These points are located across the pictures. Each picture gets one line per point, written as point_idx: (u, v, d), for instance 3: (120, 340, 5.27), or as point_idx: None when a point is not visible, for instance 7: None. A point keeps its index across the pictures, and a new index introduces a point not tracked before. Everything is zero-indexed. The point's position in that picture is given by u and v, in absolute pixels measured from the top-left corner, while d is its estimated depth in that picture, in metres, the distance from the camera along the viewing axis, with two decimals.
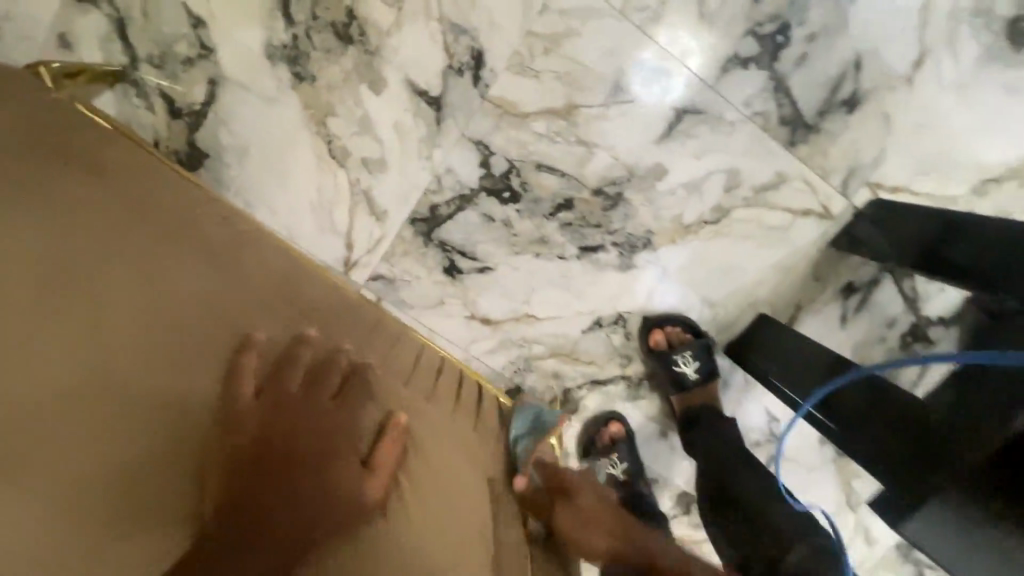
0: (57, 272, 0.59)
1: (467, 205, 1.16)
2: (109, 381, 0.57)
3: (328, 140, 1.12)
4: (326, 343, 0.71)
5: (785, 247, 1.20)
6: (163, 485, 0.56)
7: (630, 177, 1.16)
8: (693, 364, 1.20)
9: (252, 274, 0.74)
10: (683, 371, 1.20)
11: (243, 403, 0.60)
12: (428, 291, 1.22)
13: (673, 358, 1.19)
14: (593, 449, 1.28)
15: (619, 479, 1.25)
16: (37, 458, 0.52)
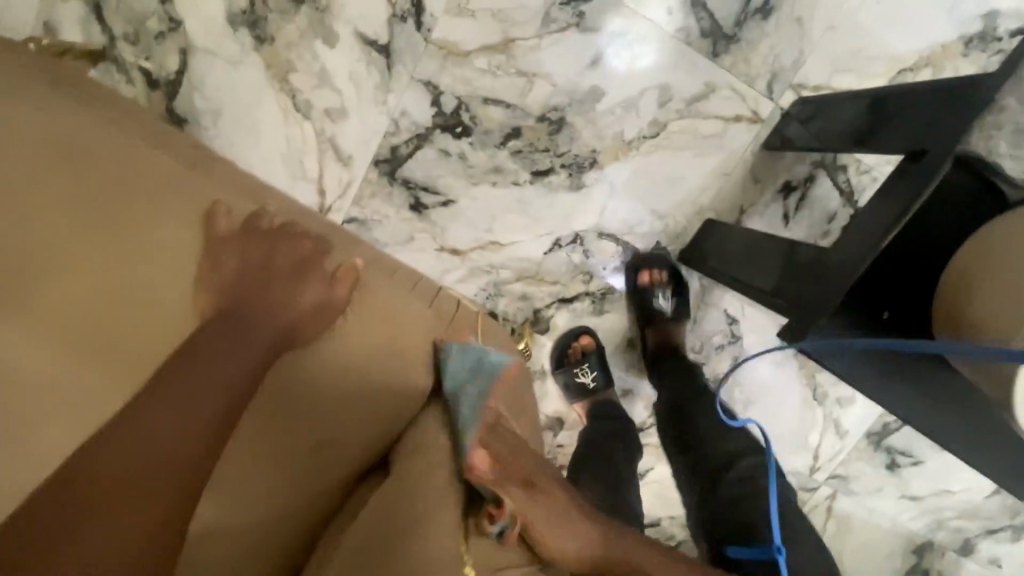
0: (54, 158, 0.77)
1: (425, 143, 1.28)
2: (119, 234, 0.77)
3: (292, 94, 1.24)
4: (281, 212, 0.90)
5: (720, 153, 1.31)
6: (168, 302, 0.76)
7: (570, 102, 1.26)
8: (669, 299, 1.34)
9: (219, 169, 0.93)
10: (659, 305, 1.33)
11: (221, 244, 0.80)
12: (398, 229, 1.33)
13: (652, 295, 1.32)
14: (565, 361, 1.39)
15: (588, 387, 1.39)
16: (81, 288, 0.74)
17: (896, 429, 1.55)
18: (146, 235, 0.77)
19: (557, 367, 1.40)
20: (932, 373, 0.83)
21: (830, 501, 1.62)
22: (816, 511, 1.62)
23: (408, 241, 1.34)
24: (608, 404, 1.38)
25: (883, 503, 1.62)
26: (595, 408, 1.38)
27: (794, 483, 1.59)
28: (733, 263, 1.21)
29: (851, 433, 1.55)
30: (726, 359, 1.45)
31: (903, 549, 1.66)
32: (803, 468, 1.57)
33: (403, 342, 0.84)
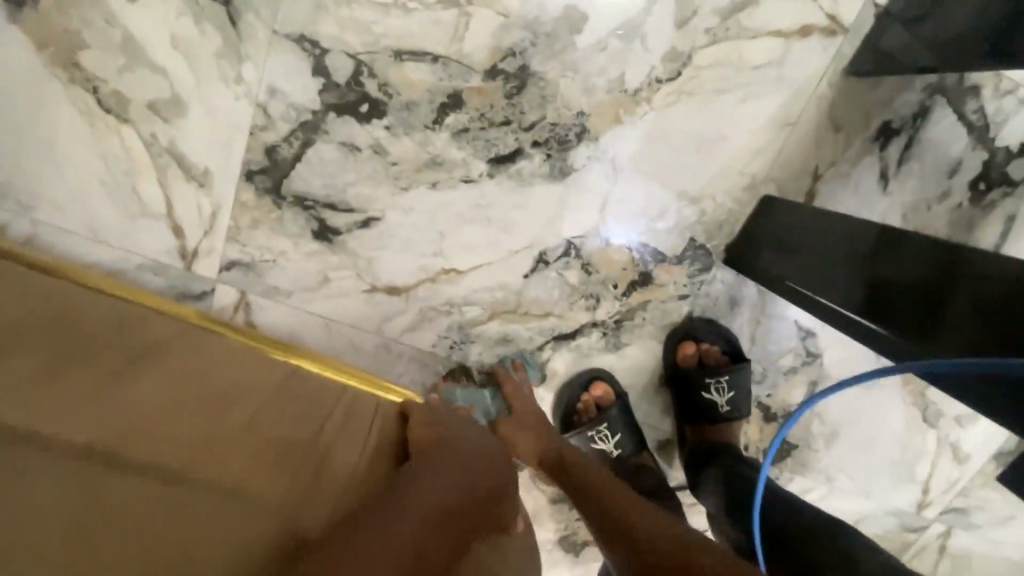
0: None
1: (315, 136, 0.81)
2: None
3: (92, 86, 0.78)
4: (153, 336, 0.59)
5: (779, 90, 0.83)
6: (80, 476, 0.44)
7: (534, 40, 0.79)
8: (726, 391, 0.95)
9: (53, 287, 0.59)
10: (714, 400, 0.95)
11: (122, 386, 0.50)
12: (303, 269, 0.88)
13: (704, 383, 0.93)
14: (573, 420, 0.98)
15: (612, 455, 0.97)
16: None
17: None
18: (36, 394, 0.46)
19: (566, 432, 0.98)
20: None
21: (946, 539, 1.22)
22: (927, 553, 1.23)
23: (322, 285, 0.89)
24: (645, 479, 0.96)
25: (1014, 533, 1.23)
26: (626, 484, 0.96)
27: (898, 524, 1.19)
28: (831, 274, 0.73)
29: (976, 456, 1.14)
30: (800, 387, 1.03)
31: None
32: (910, 506, 1.17)
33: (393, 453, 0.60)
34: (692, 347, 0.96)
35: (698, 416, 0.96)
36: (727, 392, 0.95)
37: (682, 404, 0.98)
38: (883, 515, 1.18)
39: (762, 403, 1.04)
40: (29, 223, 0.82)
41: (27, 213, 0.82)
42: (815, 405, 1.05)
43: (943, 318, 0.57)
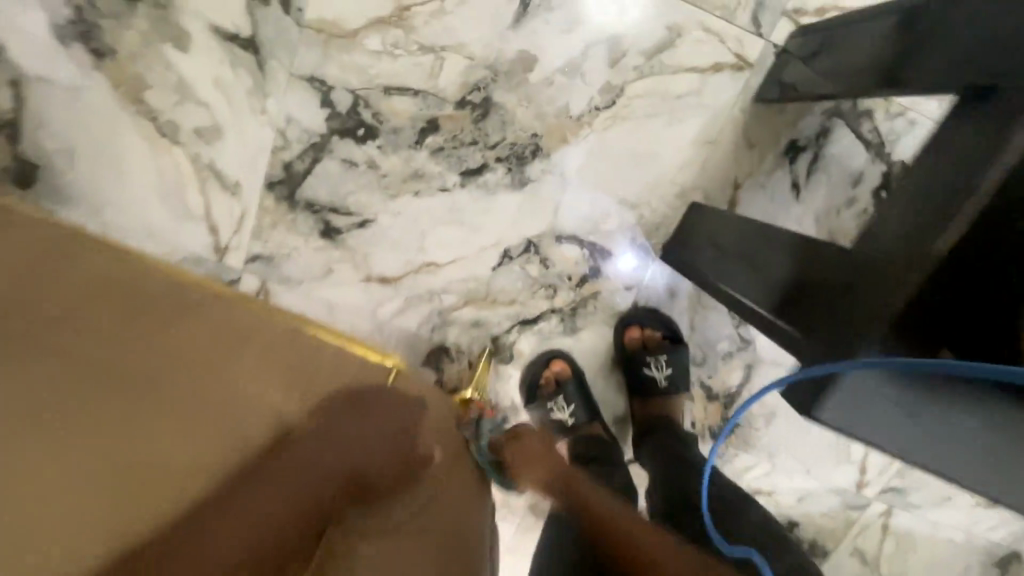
0: None
1: (322, 154, 1.02)
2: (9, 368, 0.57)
3: (153, 117, 1.01)
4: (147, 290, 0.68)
5: (699, 115, 1.00)
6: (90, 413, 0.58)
7: (495, 77, 0.98)
8: (665, 368, 1.10)
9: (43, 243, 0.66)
10: (654, 376, 1.10)
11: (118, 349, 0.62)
12: (311, 262, 1.08)
13: (643, 360, 1.09)
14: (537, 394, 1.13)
15: (567, 424, 1.13)
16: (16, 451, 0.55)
17: None
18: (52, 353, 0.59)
19: (529, 403, 1.15)
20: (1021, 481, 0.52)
21: (887, 518, 1.34)
22: (871, 531, 1.35)
23: (326, 275, 1.09)
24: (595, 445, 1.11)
25: (952, 514, 1.34)
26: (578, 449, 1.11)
27: (840, 502, 1.31)
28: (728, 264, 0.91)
29: None
30: (736, 370, 1.18)
31: (983, 564, 1.39)
32: (849, 485, 1.29)
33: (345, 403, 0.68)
34: (636, 330, 1.12)
35: (641, 391, 1.12)
36: (666, 370, 1.10)
37: (629, 381, 1.14)
38: (826, 493, 1.30)
39: (704, 384, 1.19)
40: (99, 224, 1.04)
41: (98, 214, 1.04)
42: (753, 388, 1.19)
43: (792, 291, 0.73)
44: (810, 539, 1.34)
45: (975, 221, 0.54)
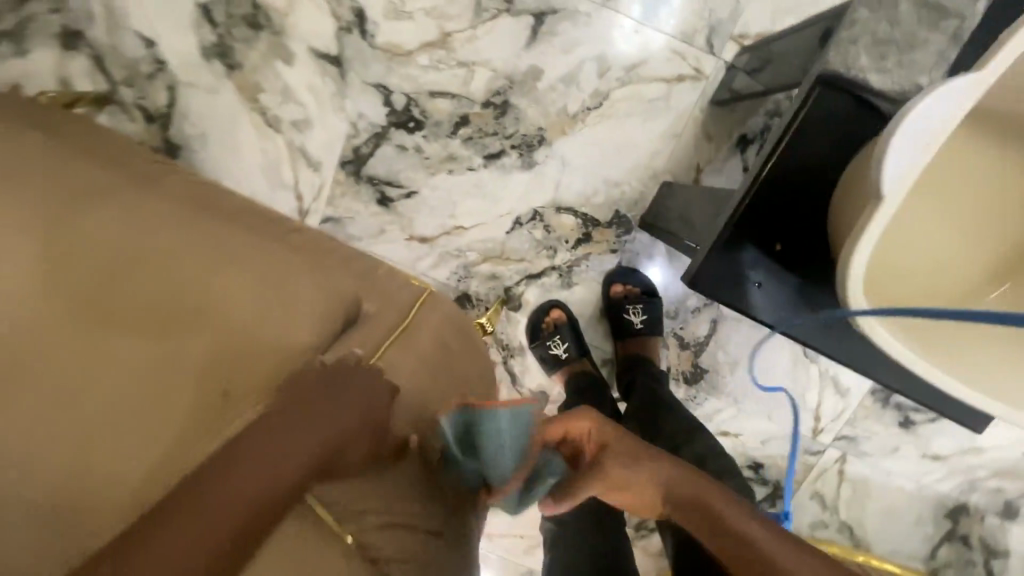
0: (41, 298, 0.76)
1: (383, 140, 1.37)
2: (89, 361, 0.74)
3: (263, 112, 1.38)
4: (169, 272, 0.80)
5: (667, 114, 1.31)
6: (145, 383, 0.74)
7: (512, 85, 1.32)
8: (641, 314, 1.38)
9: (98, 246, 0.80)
10: (631, 319, 1.37)
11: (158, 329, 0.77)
12: (369, 223, 1.42)
13: (623, 307, 1.37)
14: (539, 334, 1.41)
15: (561, 358, 1.41)
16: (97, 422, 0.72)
17: None
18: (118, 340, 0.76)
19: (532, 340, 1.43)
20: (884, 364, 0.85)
21: (842, 465, 1.54)
22: (828, 476, 1.55)
23: (380, 234, 1.43)
24: (583, 375, 1.38)
25: (901, 464, 1.53)
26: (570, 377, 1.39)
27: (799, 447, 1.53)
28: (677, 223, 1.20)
29: (853, 390, 1.48)
30: (704, 322, 1.45)
31: (934, 515, 1.56)
32: (806, 431, 1.51)
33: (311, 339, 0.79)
34: (620, 286, 1.40)
35: (622, 333, 1.39)
36: (642, 316, 1.38)
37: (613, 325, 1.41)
38: (786, 437, 1.52)
39: (677, 334, 1.47)
40: None
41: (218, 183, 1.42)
42: (718, 338, 1.46)
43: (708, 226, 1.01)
44: (774, 481, 1.55)
45: (829, 157, 0.74)
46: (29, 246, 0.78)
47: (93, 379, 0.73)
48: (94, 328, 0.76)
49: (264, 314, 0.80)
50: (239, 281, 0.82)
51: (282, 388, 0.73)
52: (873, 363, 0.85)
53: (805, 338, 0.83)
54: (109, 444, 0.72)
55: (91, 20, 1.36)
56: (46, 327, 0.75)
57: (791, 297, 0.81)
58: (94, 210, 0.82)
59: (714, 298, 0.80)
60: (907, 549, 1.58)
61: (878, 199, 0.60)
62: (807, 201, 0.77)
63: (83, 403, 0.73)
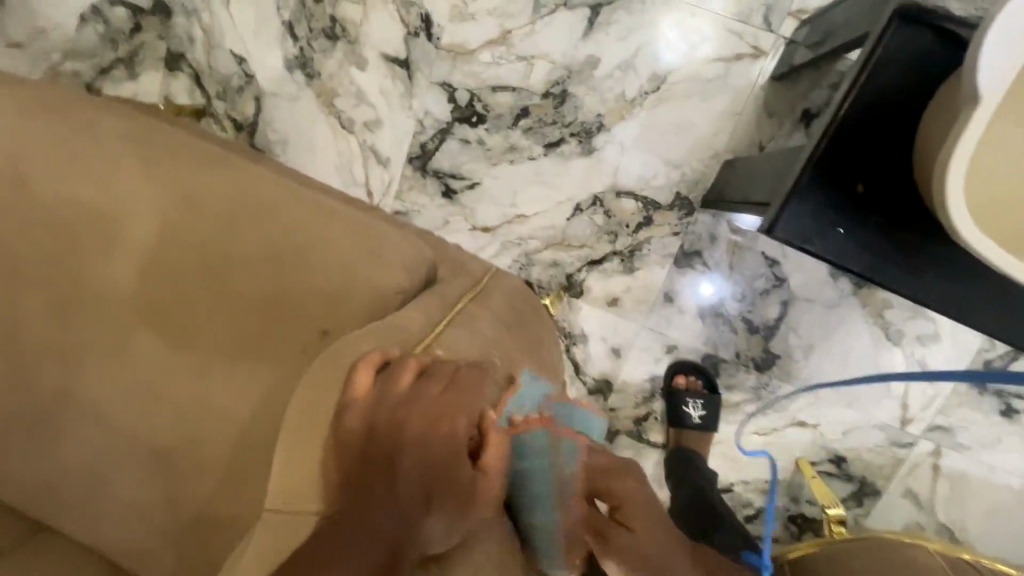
0: (150, 265, 0.84)
1: (447, 135, 1.45)
2: (197, 318, 0.83)
3: (338, 115, 1.49)
4: (255, 237, 0.84)
5: (726, 93, 1.33)
6: (244, 336, 0.82)
7: (570, 75, 1.37)
8: (699, 410, 1.41)
9: (194, 214, 0.85)
10: (689, 412, 1.41)
11: (248, 289, 0.82)
12: (434, 216, 1.49)
13: (685, 398, 1.40)
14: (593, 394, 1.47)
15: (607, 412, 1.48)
16: (210, 368, 0.82)
17: (1004, 366, 1.35)
18: (217, 300, 0.83)
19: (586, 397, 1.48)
20: (1011, 313, 0.79)
21: (936, 459, 1.43)
22: (920, 472, 1.44)
23: (444, 226, 1.49)
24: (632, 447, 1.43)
25: (1005, 457, 1.40)
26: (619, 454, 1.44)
27: (885, 439, 1.43)
28: (737, 194, 1.18)
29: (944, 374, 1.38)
30: (774, 305, 1.41)
31: None
32: (893, 421, 1.42)
33: (386, 290, 0.83)
34: (683, 377, 1.44)
35: (678, 419, 1.42)
36: (701, 411, 1.41)
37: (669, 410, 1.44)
38: (869, 428, 1.43)
39: (744, 317, 1.43)
40: None
41: None
42: (790, 321, 1.41)
43: (765, 184, 1.01)
44: (859, 477, 1.46)
45: (908, 90, 0.74)
46: (138, 213, 0.84)
47: (203, 333, 0.82)
48: (209, 285, 0.83)
49: (352, 264, 0.84)
50: (318, 241, 0.85)
51: (371, 433, 0.59)
52: (990, 310, 0.79)
53: (918, 295, 0.79)
54: (222, 387, 0.82)
55: (192, 43, 1.53)
56: (157, 289, 0.83)
57: (877, 243, 0.78)
58: (184, 179, 0.87)
59: (795, 247, 0.80)
60: (1017, 556, 1.43)
61: (975, 99, 0.61)
62: (889, 134, 0.75)
63: (196, 354, 0.82)
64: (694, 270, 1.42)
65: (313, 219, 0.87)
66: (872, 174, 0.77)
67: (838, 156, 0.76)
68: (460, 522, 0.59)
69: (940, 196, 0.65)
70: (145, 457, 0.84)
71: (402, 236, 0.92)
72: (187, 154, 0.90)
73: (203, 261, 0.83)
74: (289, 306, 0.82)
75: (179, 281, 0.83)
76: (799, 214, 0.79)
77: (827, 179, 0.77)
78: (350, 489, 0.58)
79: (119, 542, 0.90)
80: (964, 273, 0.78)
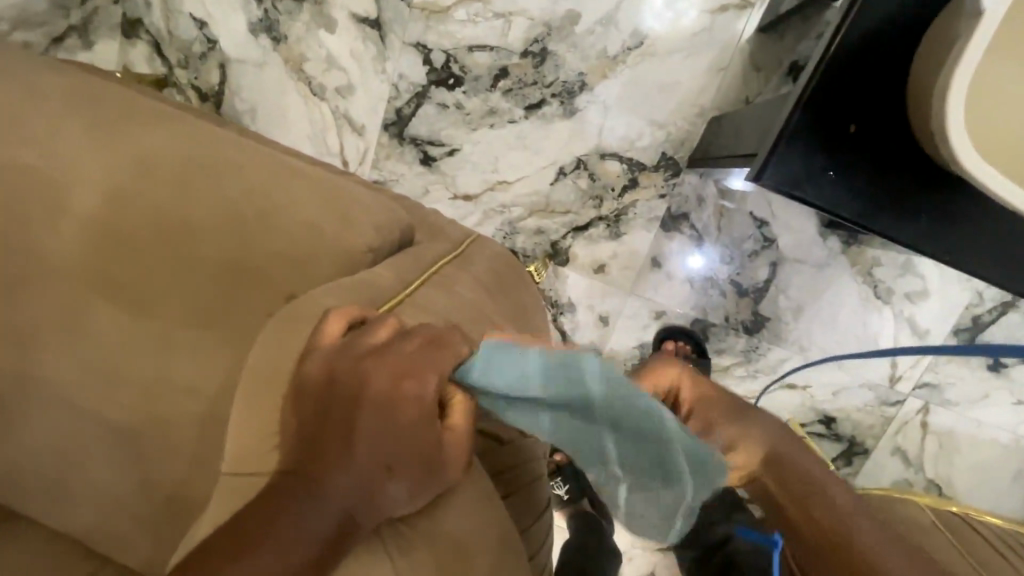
0: (98, 227, 0.78)
1: (423, 100, 1.39)
2: (151, 284, 0.78)
3: (307, 81, 1.42)
4: (214, 196, 0.79)
5: (711, 47, 1.28)
6: (204, 302, 0.77)
7: (549, 32, 1.31)
8: None
9: (146, 171, 0.80)
10: None
11: (207, 252, 0.78)
12: (414, 185, 1.44)
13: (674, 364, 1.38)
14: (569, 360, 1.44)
15: None
16: (167, 335, 0.77)
17: (991, 322, 1.35)
18: (174, 263, 0.78)
19: None
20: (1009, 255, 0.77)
21: (924, 416, 1.43)
22: (909, 430, 1.44)
23: (425, 195, 1.44)
24: None
25: (992, 412, 1.40)
26: None
27: (874, 397, 1.43)
28: (724, 149, 1.14)
29: (932, 332, 1.37)
30: (763, 267, 1.39)
31: None
32: (882, 379, 1.41)
33: (357, 253, 0.80)
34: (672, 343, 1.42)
35: None
36: None
37: None
38: (858, 388, 1.43)
39: (733, 280, 1.40)
40: None
41: None
42: (779, 282, 1.39)
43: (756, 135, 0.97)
44: (848, 437, 1.46)
45: (903, 22, 0.70)
46: (84, 171, 0.79)
47: (160, 300, 0.77)
48: (162, 245, 0.78)
49: (319, 225, 0.80)
50: (282, 200, 0.80)
51: (330, 384, 0.55)
52: (986, 254, 0.77)
53: (913, 241, 0.77)
54: (185, 357, 0.77)
55: (148, 7, 1.44)
56: (106, 253, 0.78)
57: (867, 186, 0.75)
58: (136, 136, 0.82)
59: (784, 193, 0.76)
60: (1005, 508, 1.44)
61: (977, 16, 0.59)
62: (880, 71, 0.72)
63: (151, 322, 0.77)
64: (682, 233, 1.39)
65: (277, 179, 0.83)
66: (864, 113, 0.73)
67: (828, 95, 0.73)
68: (421, 488, 0.55)
69: (940, 125, 0.64)
70: (109, 436, 0.80)
71: (373, 196, 0.88)
72: (141, 111, 0.85)
73: (157, 221, 0.78)
74: (250, 271, 0.77)
75: (131, 245, 0.78)
76: (788, 159, 0.75)
77: (817, 117, 0.73)
78: (304, 443, 0.54)
79: (91, 524, 0.86)
80: (955, 220, 0.76)
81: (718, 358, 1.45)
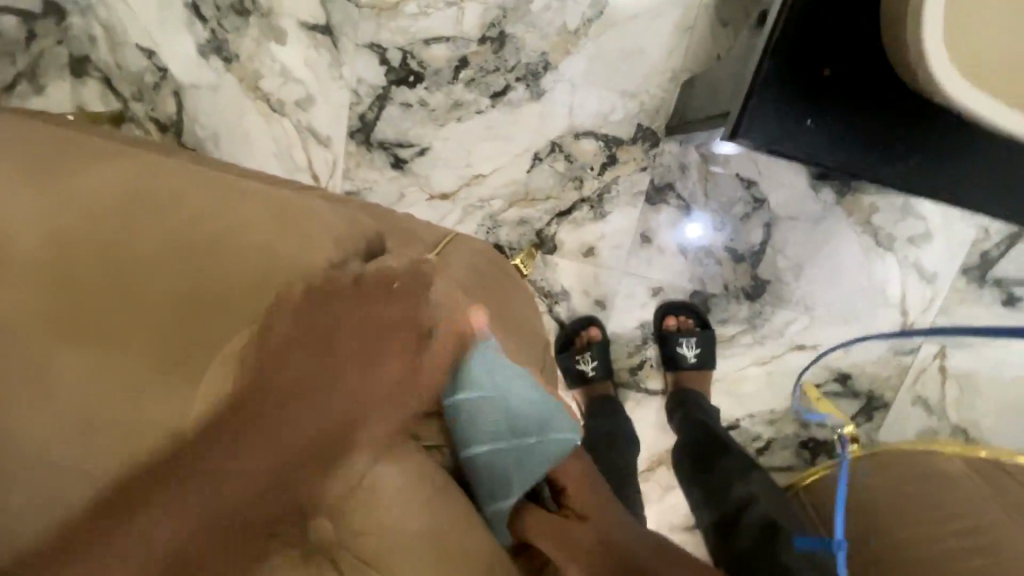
0: (39, 273, 0.72)
1: (386, 102, 1.34)
2: (100, 325, 0.70)
3: (265, 98, 1.37)
4: (166, 224, 0.75)
5: (674, 8, 1.23)
6: (160, 338, 0.69)
7: (504, 14, 1.26)
8: (693, 348, 1.36)
9: (91, 209, 0.75)
10: (683, 353, 1.36)
11: (161, 281, 0.71)
12: (388, 191, 1.39)
13: (678, 340, 1.35)
14: (569, 348, 1.40)
15: (589, 374, 1.39)
16: (121, 381, 0.68)
17: (999, 255, 1.30)
18: (125, 298, 0.71)
19: (562, 352, 1.41)
20: (1008, 185, 0.73)
21: (941, 359, 1.39)
22: (928, 376, 1.40)
23: (401, 199, 1.39)
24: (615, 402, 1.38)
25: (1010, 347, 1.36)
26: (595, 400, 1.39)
27: (888, 347, 1.38)
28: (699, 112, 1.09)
29: (940, 273, 1.32)
30: (757, 228, 1.34)
31: None
32: (894, 329, 1.36)
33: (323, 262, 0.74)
34: (673, 318, 1.38)
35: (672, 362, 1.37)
36: (696, 349, 1.36)
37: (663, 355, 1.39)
38: (870, 340, 1.38)
39: (728, 247, 1.35)
40: None
41: None
42: (775, 243, 1.34)
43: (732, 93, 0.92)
44: (865, 391, 1.41)
45: None
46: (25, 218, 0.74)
47: (111, 341, 0.69)
48: (113, 284, 0.71)
49: (279, 239, 0.75)
50: (240, 221, 0.77)
51: None
52: (983, 189, 0.73)
53: (907, 185, 0.73)
54: (141, 407, 0.67)
55: (94, 42, 1.39)
56: (48, 300, 0.71)
57: (848, 133, 0.71)
58: (83, 177, 0.78)
59: (762, 148, 0.72)
60: None
61: None
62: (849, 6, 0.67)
63: (101, 369, 0.68)
64: (669, 205, 1.34)
65: (234, 202, 0.80)
66: (837, 54, 0.68)
67: (797, 38, 0.67)
68: None
69: (918, 53, 0.59)
70: None
71: (335, 210, 0.85)
72: (89, 156, 0.83)
73: (104, 257, 0.73)
74: (210, 297, 0.71)
75: (76, 287, 0.71)
76: (762, 112, 0.70)
77: (787, 64, 0.68)
78: None
79: None
80: (946, 157, 0.72)
81: (722, 327, 1.40)
